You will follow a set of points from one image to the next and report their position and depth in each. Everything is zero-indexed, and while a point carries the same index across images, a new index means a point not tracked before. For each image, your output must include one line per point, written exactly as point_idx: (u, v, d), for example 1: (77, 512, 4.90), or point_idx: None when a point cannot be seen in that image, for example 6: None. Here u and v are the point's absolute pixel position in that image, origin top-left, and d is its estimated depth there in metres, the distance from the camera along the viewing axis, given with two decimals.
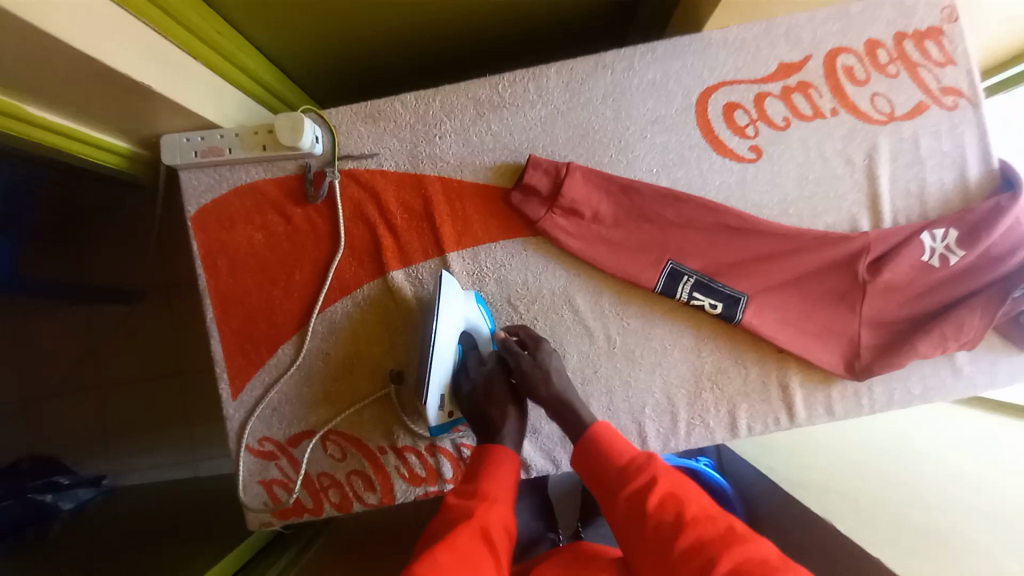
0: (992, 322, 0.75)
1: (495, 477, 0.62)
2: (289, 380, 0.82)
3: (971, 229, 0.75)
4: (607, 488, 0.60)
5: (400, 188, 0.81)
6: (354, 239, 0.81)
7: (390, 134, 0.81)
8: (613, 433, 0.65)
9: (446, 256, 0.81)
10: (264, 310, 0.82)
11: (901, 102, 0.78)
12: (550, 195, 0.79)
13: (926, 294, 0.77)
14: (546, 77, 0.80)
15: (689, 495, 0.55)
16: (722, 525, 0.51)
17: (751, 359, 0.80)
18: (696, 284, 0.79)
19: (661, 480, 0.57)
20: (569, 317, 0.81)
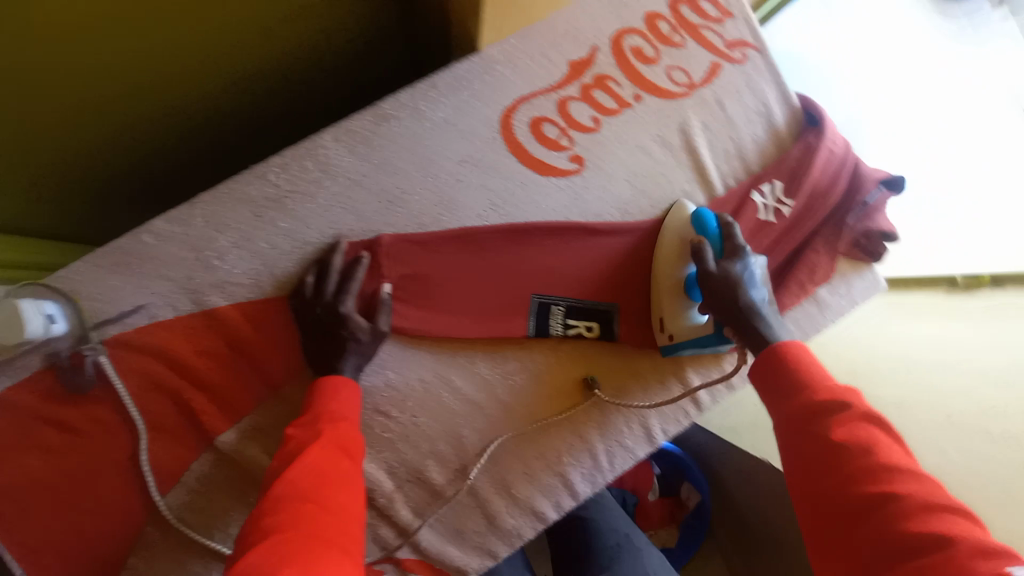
0: (835, 253, 0.79)
1: (339, 396, 0.62)
2: None
3: (791, 177, 0.76)
4: (785, 387, 0.57)
5: (194, 336, 0.65)
6: (161, 416, 0.65)
7: (150, 278, 0.64)
8: (808, 353, 0.59)
9: (284, 390, 0.67)
10: (72, 552, 0.62)
11: (695, 68, 0.76)
12: (378, 277, 0.69)
13: (773, 246, 0.77)
14: (323, 149, 0.68)
15: (881, 438, 0.50)
16: (925, 492, 0.46)
17: (642, 365, 0.78)
18: (566, 311, 0.74)
19: (853, 412, 0.52)
20: (450, 398, 0.72)
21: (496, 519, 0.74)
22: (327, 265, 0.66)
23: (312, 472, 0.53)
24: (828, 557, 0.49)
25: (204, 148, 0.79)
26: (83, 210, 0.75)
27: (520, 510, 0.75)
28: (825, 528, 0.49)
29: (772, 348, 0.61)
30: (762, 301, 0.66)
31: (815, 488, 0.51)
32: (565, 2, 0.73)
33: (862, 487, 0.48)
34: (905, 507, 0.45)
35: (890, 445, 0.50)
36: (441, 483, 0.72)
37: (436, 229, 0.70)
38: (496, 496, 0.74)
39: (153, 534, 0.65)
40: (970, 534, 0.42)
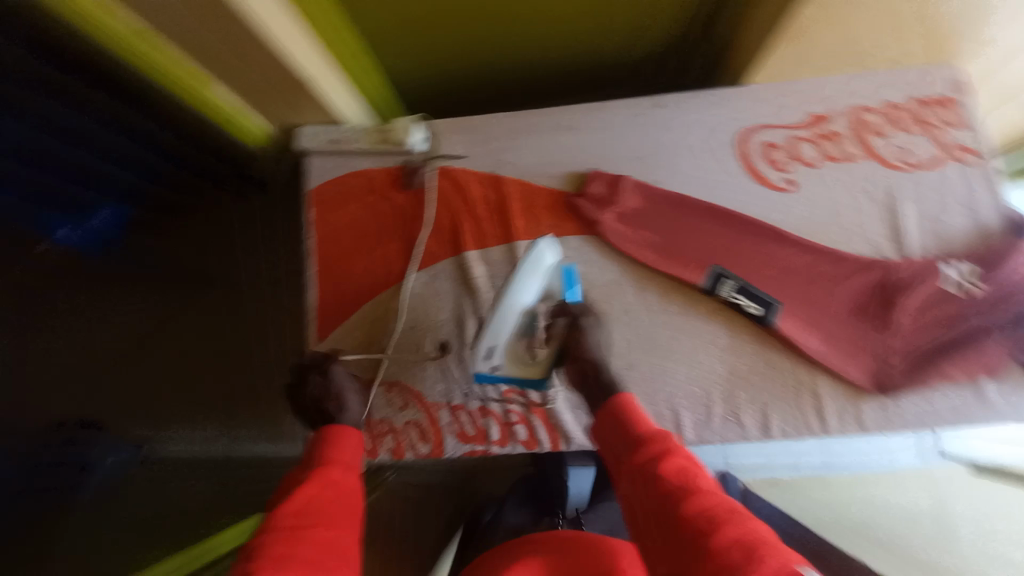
0: (1011, 353, 0.82)
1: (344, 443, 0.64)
2: (364, 332, 0.95)
3: (986, 267, 0.84)
4: (619, 448, 0.61)
5: (483, 185, 0.97)
6: (439, 222, 0.97)
7: (478, 142, 1.00)
8: (637, 405, 0.65)
9: (514, 244, 0.94)
10: (354, 274, 0.97)
11: (919, 154, 0.92)
12: (609, 198, 0.93)
13: (951, 319, 0.83)
14: (611, 108, 0.98)
15: (700, 474, 0.54)
16: (730, 513, 0.48)
17: (785, 362, 0.87)
18: (735, 286, 0.88)
19: (664, 444, 0.58)
20: (619, 307, 0.91)
21: None
22: (580, 178, 0.95)
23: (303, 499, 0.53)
24: None
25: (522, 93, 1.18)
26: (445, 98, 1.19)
27: None
28: None
29: (612, 400, 0.67)
30: None
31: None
32: (824, 75, 0.96)
33: (680, 527, 0.48)
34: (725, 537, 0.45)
35: (708, 482, 0.54)
36: None
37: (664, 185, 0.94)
38: None
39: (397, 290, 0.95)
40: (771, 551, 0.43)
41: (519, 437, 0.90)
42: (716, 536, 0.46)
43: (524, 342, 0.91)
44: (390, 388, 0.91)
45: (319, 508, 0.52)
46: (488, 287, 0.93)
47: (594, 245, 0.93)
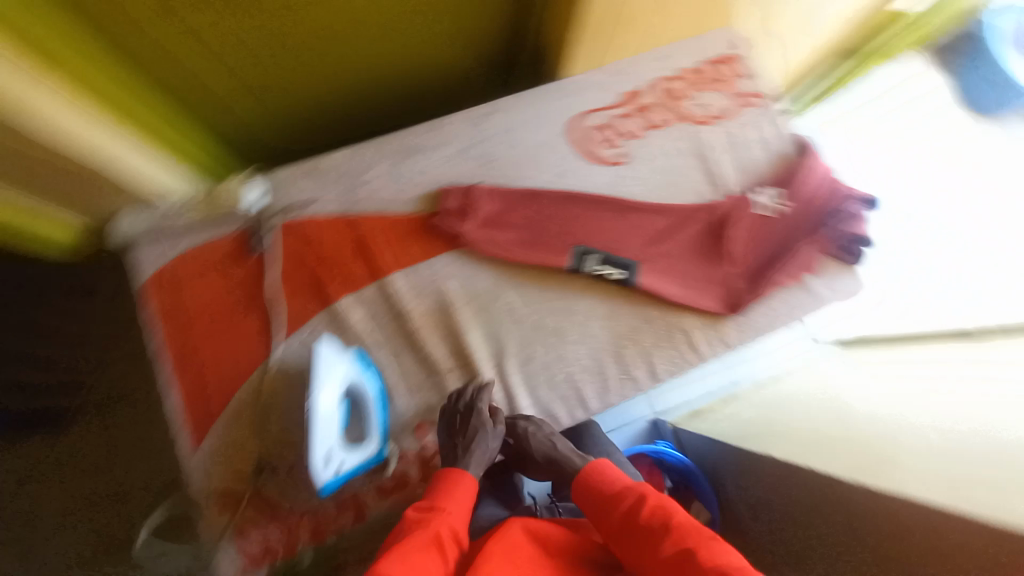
0: (818, 251, 0.97)
1: (456, 496, 0.75)
2: (243, 416, 0.87)
3: (783, 186, 1.00)
4: (596, 506, 0.75)
5: (337, 229, 0.94)
6: (301, 278, 0.93)
7: (322, 186, 0.96)
8: (610, 464, 0.80)
9: (384, 277, 0.92)
10: (219, 359, 0.89)
11: (713, 106, 1.06)
12: (466, 209, 0.95)
13: (768, 238, 0.98)
14: (447, 124, 1.01)
15: (673, 506, 0.69)
16: (703, 536, 0.63)
17: (655, 312, 0.96)
18: (599, 260, 0.96)
19: (637, 491, 0.72)
20: (502, 308, 0.94)
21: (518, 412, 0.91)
22: (433, 198, 0.96)
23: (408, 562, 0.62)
24: None
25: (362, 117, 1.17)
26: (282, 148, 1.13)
27: (539, 408, 0.92)
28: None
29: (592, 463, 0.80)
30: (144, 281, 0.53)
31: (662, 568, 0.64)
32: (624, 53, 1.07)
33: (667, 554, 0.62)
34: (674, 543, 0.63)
35: (684, 513, 0.68)
36: (483, 370, 0.91)
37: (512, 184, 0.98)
38: (522, 393, 0.92)
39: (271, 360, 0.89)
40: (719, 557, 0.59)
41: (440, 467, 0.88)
42: (700, 560, 0.59)
43: (421, 369, 0.90)
44: (284, 467, 0.84)
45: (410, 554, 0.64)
46: (369, 327, 0.91)
47: (462, 258, 0.94)
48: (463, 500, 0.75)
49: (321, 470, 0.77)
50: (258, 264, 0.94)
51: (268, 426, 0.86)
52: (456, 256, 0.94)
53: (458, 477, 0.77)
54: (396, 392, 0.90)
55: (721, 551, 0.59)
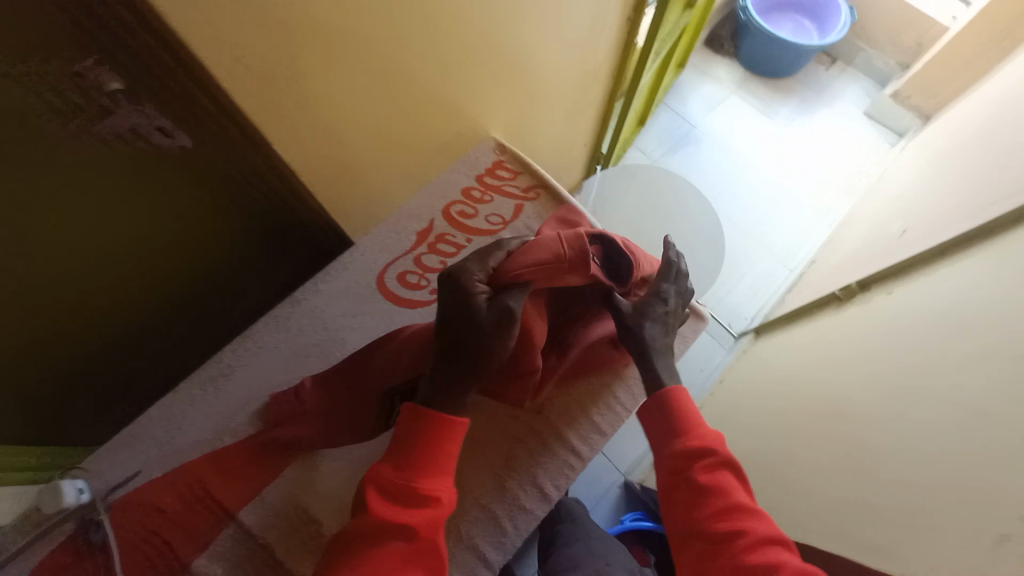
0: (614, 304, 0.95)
1: (442, 448, 0.68)
2: None
3: None
4: (671, 428, 0.71)
5: (174, 485, 0.89)
6: (146, 556, 0.84)
7: (146, 450, 0.92)
8: (688, 396, 0.74)
9: (237, 517, 0.87)
10: None
11: (503, 213, 1.12)
12: (294, 407, 0.92)
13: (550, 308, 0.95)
14: (257, 330, 1.01)
15: (731, 475, 0.66)
16: (755, 523, 0.61)
17: (522, 431, 0.94)
18: None
19: (720, 456, 0.67)
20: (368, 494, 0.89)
21: None
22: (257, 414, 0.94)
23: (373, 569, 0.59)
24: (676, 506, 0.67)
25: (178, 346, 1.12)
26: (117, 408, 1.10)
27: None
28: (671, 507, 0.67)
29: (664, 393, 0.74)
30: None
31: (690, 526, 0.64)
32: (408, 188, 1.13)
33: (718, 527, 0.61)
34: (722, 517, 0.62)
35: (740, 485, 0.65)
36: None
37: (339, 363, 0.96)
38: None
39: None
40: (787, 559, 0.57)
41: None
42: (753, 541, 0.59)
43: None
44: None
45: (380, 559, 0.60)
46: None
47: (306, 469, 0.91)
48: (451, 455, 0.69)
49: None
50: (103, 559, 0.82)
51: None
52: (301, 469, 0.91)
53: (453, 426, 0.69)
54: None
55: (770, 549, 0.58)
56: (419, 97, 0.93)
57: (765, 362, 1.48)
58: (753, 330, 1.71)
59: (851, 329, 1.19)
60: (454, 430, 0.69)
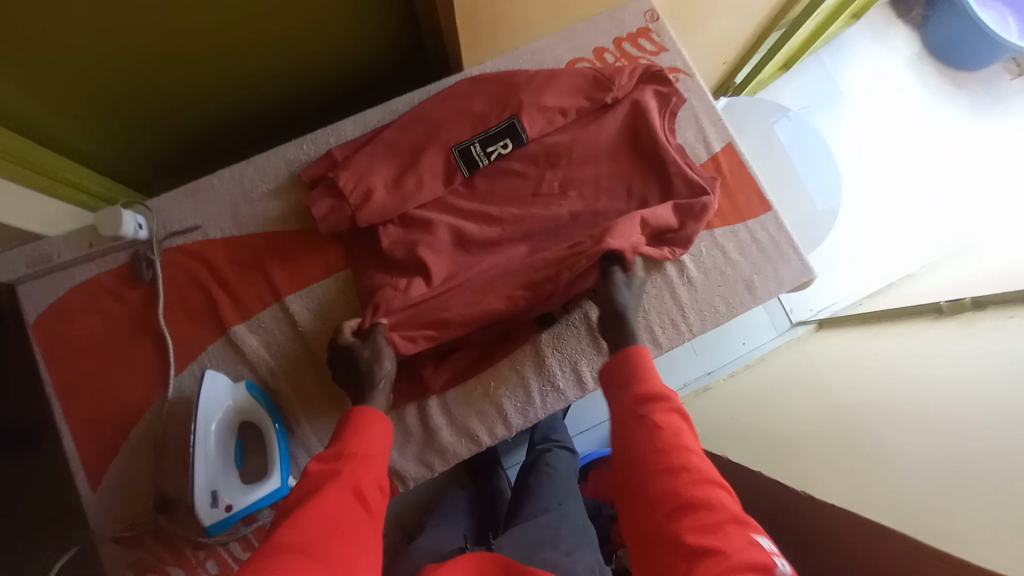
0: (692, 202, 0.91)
1: (362, 435, 0.65)
2: (122, 460, 0.81)
3: (640, 132, 0.93)
4: (630, 393, 0.60)
5: (229, 250, 0.87)
6: (192, 307, 0.85)
7: (208, 207, 0.89)
8: (649, 358, 0.64)
9: (283, 299, 0.86)
10: (111, 399, 0.82)
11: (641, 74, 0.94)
12: (351, 210, 0.83)
13: (638, 186, 0.92)
14: (343, 126, 0.94)
15: (688, 432, 0.56)
16: (717, 490, 0.51)
17: (580, 320, 0.89)
18: (500, 264, 0.87)
19: (669, 412, 0.57)
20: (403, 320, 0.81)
21: (432, 434, 0.83)
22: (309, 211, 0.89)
23: (315, 522, 0.55)
24: (633, 513, 0.53)
25: (256, 130, 1.08)
26: (187, 168, 1.10)
27: (455, 429, 0.83)
28: (634, 514, 0.53)
29: (626, 351, 0.65)
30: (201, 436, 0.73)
31: (640, 510, 0.52)
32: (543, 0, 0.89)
33: (668, 505, 0.50)
34: (693, 508, 0.49)
35: (695, 445, 0.56)
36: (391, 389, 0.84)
37: (414, 171, 0.86)
38: (436, 411, 0.84)
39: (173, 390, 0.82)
40: (738, 521, 0.49)
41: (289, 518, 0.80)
42: (717, 520, 0.48)
43: (326, 393, 0.84)
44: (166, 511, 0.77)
45: (330, 531, 0.55)
46: (269, 353, 0.84)
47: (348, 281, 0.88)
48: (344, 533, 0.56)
49: (209, 505, 0.71)
50: (150, 295, 0.85)
51: (157, 468, 0.80)
52: (349, 277, 0.88)
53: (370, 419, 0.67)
54: (299, 423, 0.83)
55: (731, 526, 0.48)
56: None
57: (823, 350, 1.36)
58: (815, 322, 1.58)
59: (949, 337, 1.04)
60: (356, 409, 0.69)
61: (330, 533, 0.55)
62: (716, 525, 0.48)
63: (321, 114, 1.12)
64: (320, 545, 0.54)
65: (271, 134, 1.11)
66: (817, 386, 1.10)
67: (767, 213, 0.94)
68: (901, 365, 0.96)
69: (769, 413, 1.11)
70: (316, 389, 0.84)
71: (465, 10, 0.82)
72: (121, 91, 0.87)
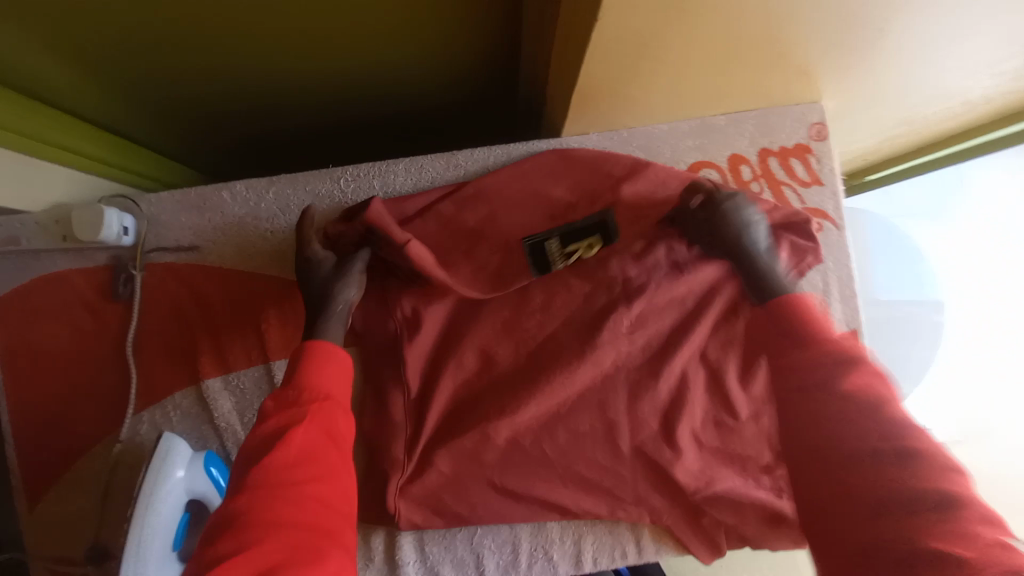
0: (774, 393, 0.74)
1: (324, 368, 0.59)
2: (62, 490, 0.73)
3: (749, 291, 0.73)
4: (809, 332, 0.55)
5: (224, 289, 0.73)
6: (167, 344, 0.72)
7: (212, 230, 0.73)
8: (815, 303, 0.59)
9: (270, 366, 0.73)
10: (59, 423, 0.73)
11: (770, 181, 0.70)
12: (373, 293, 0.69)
13: (722, 354, 0.74)
14: (393, 172, 0.76)
15: (895, 391, 0.49)
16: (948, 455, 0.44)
17: (598, 494, 0.74)
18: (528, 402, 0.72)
19: (867, 361, 0.51)
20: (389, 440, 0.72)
21: (397, 569, 0.73)
22: None
23: (298, 454, 0.50)
24: (822, 524, 0.46)
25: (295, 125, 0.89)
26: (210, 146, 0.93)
27: (423, 569, 0.74)
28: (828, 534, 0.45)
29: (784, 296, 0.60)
30: (147, 509, 0.63)
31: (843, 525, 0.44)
32: (690, 92, 0.66)
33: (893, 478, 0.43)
34: (924, 498, 0.41)
35: (900, 399, 0.49)
36: (365, 505, 0.73)
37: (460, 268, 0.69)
38: (409, 545, 0.74)
39: (129, 432, 0.72)
40: (975, 499, 0.41)
41: None
42: (969, 514, 0.39)
43: None
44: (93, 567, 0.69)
45: (302, 477, 0.49)
46: (239, 423, 0.73)
47: None
48: (331, 475, 0.51)
49: None
50: (124, 316, 0.72)
51: (96, 513, 0.72)
52: None
53: (328, 350, 0.61)
54: None
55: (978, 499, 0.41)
56: (805, 31, 0.52)
57: None
58: None
59: None
60: (314, 342, 0.61)
61: (318, 471, 0.51)
62: (958, 492, 0.41)
63: (376, 124, 0.92)
64: (299, 500, 0.48)
65: (313, 133, 0.92)
66: None
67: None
68: None
69: None
70: None
71: (584, 91, 0.61)
72: (136, 72, 0.69)
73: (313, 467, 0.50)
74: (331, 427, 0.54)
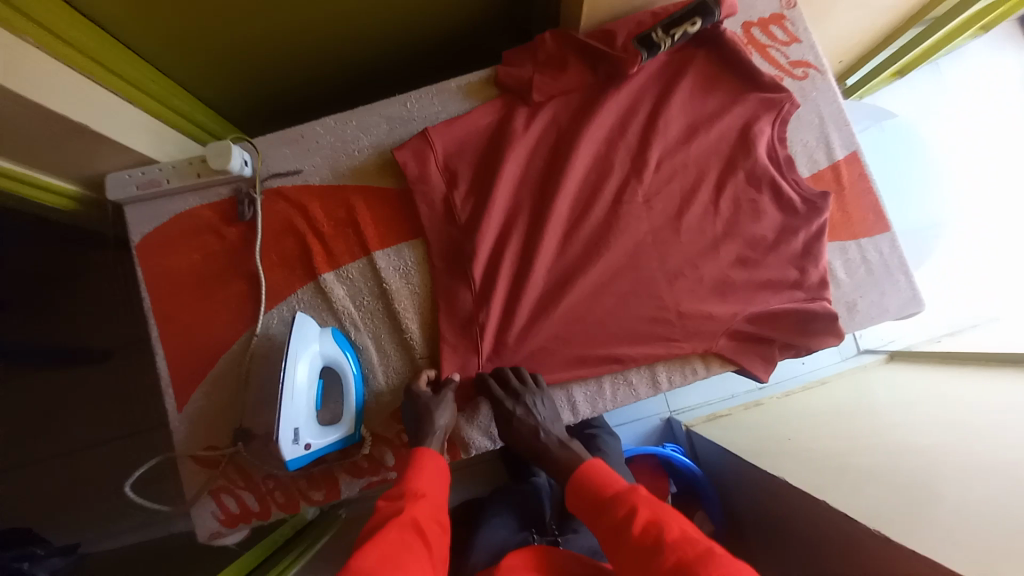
0: (791, 209, 0.86)
1: (423, 475, 0.70)
2: (207, 386, 0.86)
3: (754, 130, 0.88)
4: (607, 508, 0.65)
5: (325, 200, 0.88)
6: (284, 251, 0.87)
7: (312, 155, 0.90)
8: (602, 471, 0.72)
9: (370, 255, 0.87)
10: (200, 328, 0.86)
11: (718, 24, 0.88)
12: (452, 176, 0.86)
13: (741, 185, 0.87)
14: (445, 90, 0.93)
15: (672, 517, 0.61)
16: (702, 545, 0.56)
17: (659, 321, 0.85)
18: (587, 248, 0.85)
19: (638, 507, 0.62)
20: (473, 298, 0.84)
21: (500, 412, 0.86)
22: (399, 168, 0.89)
23: (389, 542, 0.59)
24: None
25: (354, 83, 1.08)
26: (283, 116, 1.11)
27: None
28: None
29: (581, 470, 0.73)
30: (295, 372, 0.74)
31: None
32: None
33: None
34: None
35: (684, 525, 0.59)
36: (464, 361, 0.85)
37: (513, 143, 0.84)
38: None
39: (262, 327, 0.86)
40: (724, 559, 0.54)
41: (359, 467, 0.84)
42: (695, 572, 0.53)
43: (404, 356, 0.86)
44: (243, 440, 0.81)
45: (401, 550, 0.58)
46: (352, 305, 0.86)
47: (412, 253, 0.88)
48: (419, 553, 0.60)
49: (292, 444, 0.72)
50: (245, 233, 0.88)
51: (238, 401, 0.85)
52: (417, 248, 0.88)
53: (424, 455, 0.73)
54: (375, 376, 0.86)
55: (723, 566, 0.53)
56: None
57: (885, 382, 1.26)
58: (888, 352, 1.43)
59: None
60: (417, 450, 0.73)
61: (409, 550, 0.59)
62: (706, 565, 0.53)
63: (416, 74, 1.10)
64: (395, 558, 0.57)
65: (367, 90, 1.11)
66: (882, 422, 1.03)
67: (880, 233, 0.87)
68: (990, 418, 0.91)
69: (835, 438, 1.04)
70: (402, 349, 0.86)
71: None
72: (240, 36, 0.88)
73: (400, 551, 0.58)
74: (421, 518, 0.64)
